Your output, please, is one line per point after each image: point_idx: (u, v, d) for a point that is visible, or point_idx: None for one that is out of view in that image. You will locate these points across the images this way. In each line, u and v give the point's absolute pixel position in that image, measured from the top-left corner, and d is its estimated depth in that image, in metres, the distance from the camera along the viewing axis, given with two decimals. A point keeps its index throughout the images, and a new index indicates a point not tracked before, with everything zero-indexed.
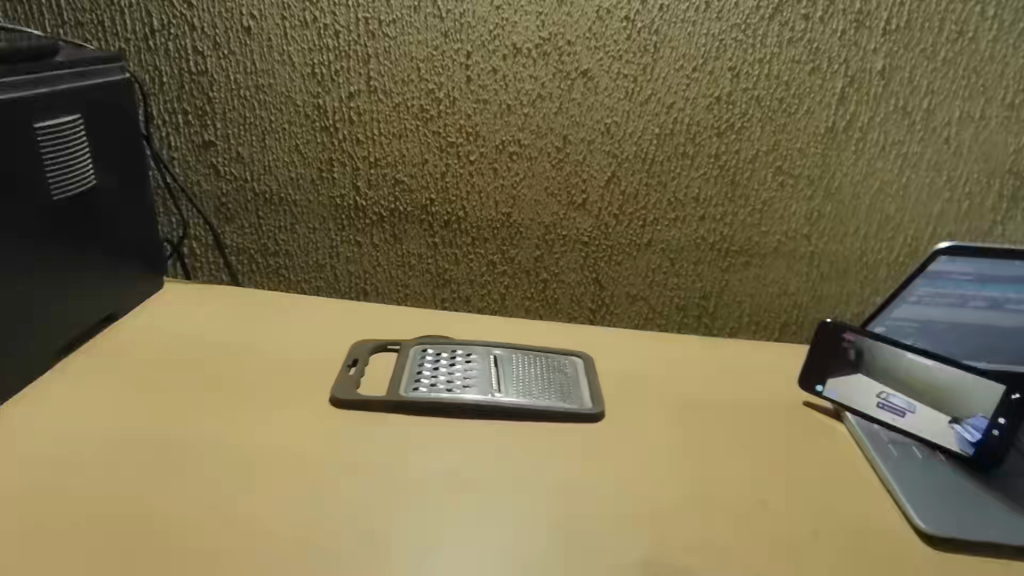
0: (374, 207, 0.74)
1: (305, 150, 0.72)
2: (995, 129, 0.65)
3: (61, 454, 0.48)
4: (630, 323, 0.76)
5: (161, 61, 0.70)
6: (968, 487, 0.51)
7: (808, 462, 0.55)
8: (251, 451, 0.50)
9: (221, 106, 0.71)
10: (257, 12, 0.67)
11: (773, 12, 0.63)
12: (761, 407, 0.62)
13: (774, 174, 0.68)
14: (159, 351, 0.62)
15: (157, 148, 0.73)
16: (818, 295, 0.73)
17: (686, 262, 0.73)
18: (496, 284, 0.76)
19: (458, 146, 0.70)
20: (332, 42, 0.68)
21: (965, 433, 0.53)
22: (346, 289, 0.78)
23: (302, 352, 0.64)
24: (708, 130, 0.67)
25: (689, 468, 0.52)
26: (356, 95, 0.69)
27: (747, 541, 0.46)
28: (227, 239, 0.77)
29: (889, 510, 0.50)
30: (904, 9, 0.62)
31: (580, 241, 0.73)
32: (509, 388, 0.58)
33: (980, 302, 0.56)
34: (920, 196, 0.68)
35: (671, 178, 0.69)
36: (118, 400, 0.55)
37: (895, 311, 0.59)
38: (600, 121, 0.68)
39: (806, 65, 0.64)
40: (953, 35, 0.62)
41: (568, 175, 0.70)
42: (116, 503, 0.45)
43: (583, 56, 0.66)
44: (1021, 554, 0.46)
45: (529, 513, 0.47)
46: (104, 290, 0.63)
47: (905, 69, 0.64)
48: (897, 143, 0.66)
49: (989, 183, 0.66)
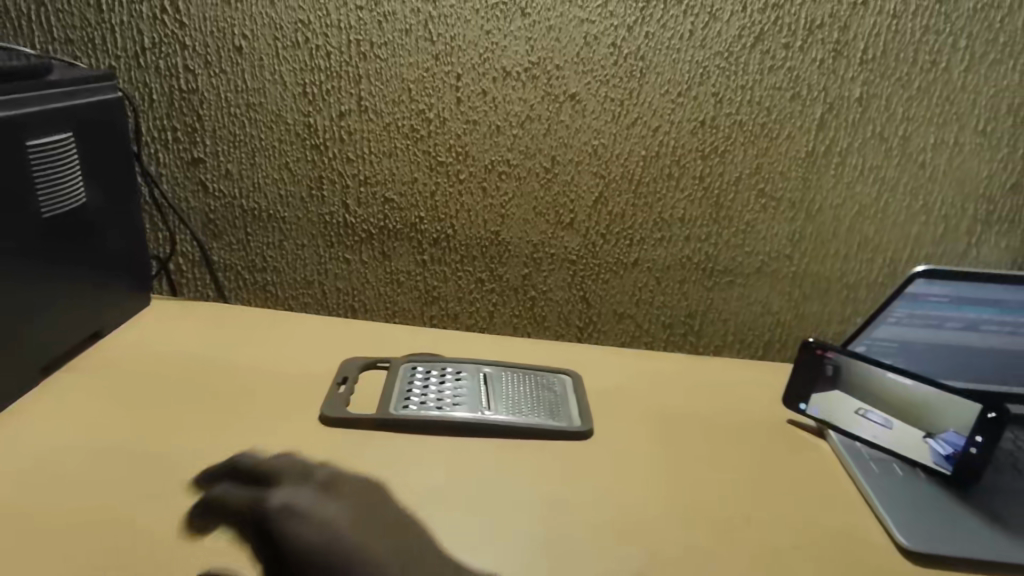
0: (363, 224, 0.74)
1: (294, 168, 0.72)
2: (968, 154, 0.67)
3: (48, 465, 0.48)
4: (617, 341, 0.77)
5: (151, 79, 0.70)
6: (949, 503, 0.52)
7: (794, 476, 0.55)
8: (243, 465, 0.50)
9: (211, 123, 0.71)
10: (249, 32, 0.68)
11: (755, 40, 0.65)
12: (747, 422, 0.63)
13: (756, 196, 0.70)
14: (146, 365, 0.61)
15: (145, 164, 0.73)
16: (801, 314, 0.74)
17: (672, 281, 0.74)
18: (484, 301, 0.77)
19: (447, 165, 0.71)
20: (324, 62, 0.69)
21: (937, 447, 0.54)
22: (333, 306, 0.78)
23: (292, 368, 0.63)
24: (692, 153, 0.69)
25: (676, 484, 0.53)
26: (347, 115, 0.70)
27: (736, 554, 0.46)
28: (214, 255, 0.77)
29: (870, 524, 0.50)
30: (880, 39, 0.64)
31: (567, 259, 0.74)
32: (499, 406, 0.58)
33: (957, 323, 0.58)
34: (898, 219, 0.70)
35: (657, 200, 0.71)
36: (109, 412, 0.54)
37: (875, 331, 0.60)
38: (587, 143, 0.69)
39: (787, 92, 0.66)
40: (927, 64, 0.65)
41: (557, 194, 0.72)
42: (104, 515, 0.44)
43: (571, 80, 0.67)
44: (1000, 566, 0.47)
45: (521, 528, 0.47)
46: (96, 307, 0.63)
47: (882, 96, 0.66)
48: (875, 168, 0.68)
49: (964, 207, 0.69)
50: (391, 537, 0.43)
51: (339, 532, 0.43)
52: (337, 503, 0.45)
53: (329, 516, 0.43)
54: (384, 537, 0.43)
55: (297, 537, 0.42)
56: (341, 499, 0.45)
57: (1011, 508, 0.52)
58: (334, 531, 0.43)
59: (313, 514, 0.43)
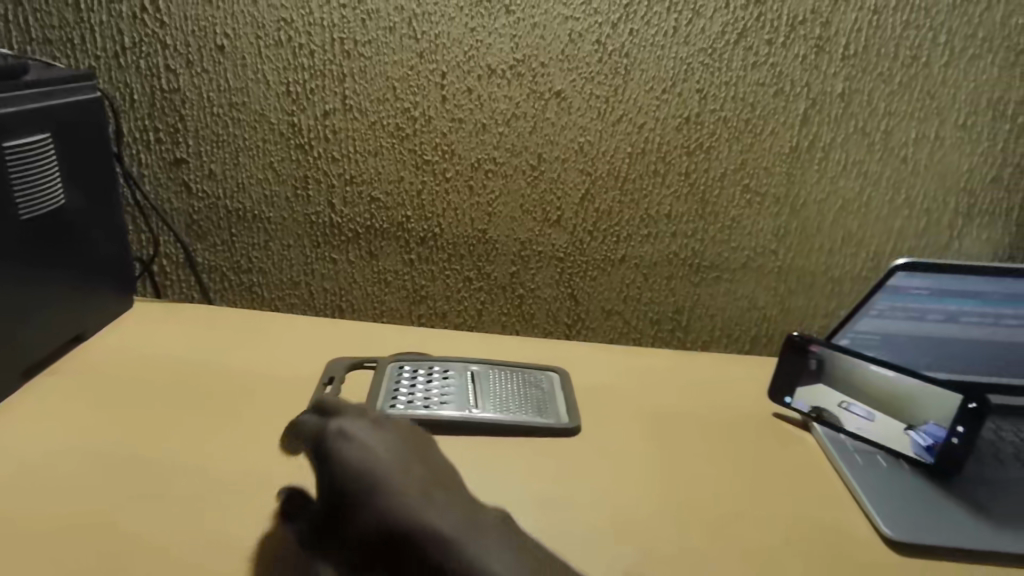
0: (350, 224, 0.74)
1: (279, 168, 0.72)
2: (949, 148, 0.68)
3: (29, 472, 0.47)
4: (605, 338, 0.77)
5: (132, 79, 0.70)
6: (932, 493, 0.53)
7: (779, 470, 0.56)
8: (228, 468, 0.50)
9: (193, 123, 0.71)
10: (231, 31, 0.68)
11: (738, 37, 0.65)
12: (733, 417, 0.63)
13: (742, 192, 0.70)
14: (130, 368, 0.61)
15: (126, 165, 0.72)
16: (787, 308, 0.75)
17: (659, 277, 0.74)
18: (472, 300, 0.76)
19: (433, 163, 0.71)
20: (307, 61, 0.68)
21: (919, 439, 0.55)
22: (321, 306, 0.77)
23: (278, 369, 0.63)
24: (678, 149, 0.69)
25: (664, 480, 0.53)
26: (331, 113, 0.70)
27: (723, 548, 0.47)
28: (199, 256, 0.76)
29: (856, 516, 0.51)
30: (861, 35, 0.65)
31: (555, 257, 0.74)
32: (487, 404, 0.58)
33: (938, 315, 0.59)
34: (880, 213, 0.70)
35: (643, 196, 0.71)
36: (91, 417, 0.54)
37: (858, 324, 0.61)
38: (573, 140, 0.69)
39: (770, 88, 0.67)
40: (907, 60, 0.65)
41: (543, 192, 0.72)
42: (87, 521, 0.44)
43: (556, 78, 0.67)
44: (982, 556, 0.47)
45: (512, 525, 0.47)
46: (77, 311, 0.62)
47: (864, 92, 0.67)
48: (858, 163, 0.69)
49: (945, 201, 0.69)
50: (425, 472, 0.42)
51: (377, 457, 0.42)
52: (387, 437, 0.44)
53: (373, 443, 0.43)
54: (420, 471, 0.42)
55: (339, 457, 0.42)
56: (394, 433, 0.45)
57: (993, 497, 0.53)
58: (373, 456, 0.42)
59: (359, 440, 0.43)
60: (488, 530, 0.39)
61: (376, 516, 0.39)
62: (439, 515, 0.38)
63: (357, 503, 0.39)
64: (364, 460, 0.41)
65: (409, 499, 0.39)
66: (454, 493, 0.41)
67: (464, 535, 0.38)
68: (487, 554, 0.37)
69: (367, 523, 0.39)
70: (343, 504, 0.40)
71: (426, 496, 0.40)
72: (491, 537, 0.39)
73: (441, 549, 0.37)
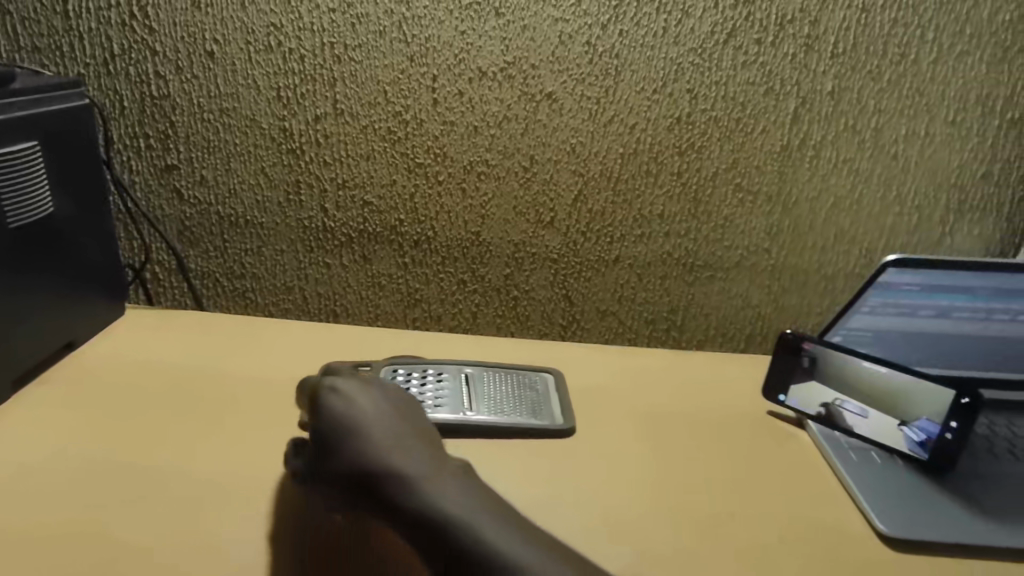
0: (343, 228, 0.74)
1: (271, 173, 0.72)
2: (939, 145, 0.68)
3: (21, 482, 0.47)
4: (600, 339, 0.77)
5: (122, 86, 0.69)
6: (927, 489, 0.53)
7: (774, 468, 0.56)
8: (221, 474, 0.49)
9: (184, 129, 0.71)
10: (221, 36, 0.67)
11: (728, 37, 0.66)
12: (728, 416, 0.63)
13: (734, 191, 0.70)
14: (122, 376, 0.60)
15: (117, 172, 0.72)
16: (780, 306, 0.75)
17: (653, 277, 0.74)
18: (467, 302, 0.76)
19: (425, 166, 0.71)
20: (298, 65, 0.68)
21: (912, 435, 0.55)
22: (315, 311, 0.77)
23: (272, 374, 0.63)
24: (669, 150, 0.69)
25: (660, 480, 0.53)
26: (322, 118, 0.70)
27: (718, 547, 0.47)
28: (191, 262, 0.76)
29: (851, 513, 0.51)
30: (850, 34, 0.65)
31: (549, 258, 0.74)
32: (481, 406, 0.58)
33: (930, 311, 0.59)
34: (872, 210, 0.71)
35: (636, 197, 0.71)
36: (82, 425, 0.53)
37: (850, 321, 0.61)
38: (565, 141, 0.70)
39: (760, 87, 0.67)
40: (896, 57, 0.66)
41: (536, 194, 0.72)
42: (78, 530, 0.43)
43: (547, 79, 0.67)
44: (977, 551, 0.48)
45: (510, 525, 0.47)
46: (67, 319, 0.61)
47: (853, 90, 0.67)
48: (848, 160, 0.69)
49: (937, 197, 0.70)
50: (402, 424, 0.44)
51: (357, 408, 0.44)
52: (371, 392, 0.46)
53: (355, 395, 0.45)
54: (397, 421, 0.44)
55: (323, 408, 0.44)
56: (379, 390, 0.47)
57: (987, 492, 0.53)
58: (353, 406, 0.44)
59: (342, 392, 0.45)
60: (450, 475, 0.40)
61: (349, 460, 0.41)
62: (406, 461, 0.40)
63: (334, 449, 0.42)
64: (344, 410, 0.44)
65: (380, 444, 0.41)
66: (426, 442, 0.43)
67: (427, 479, 0.39)
68: (446, 493, 0.39)
69: (342, 467, 0.41)
70: (322, 450, 0.43)
71: (398, 443, 0.42)
72: (455, 479, 0.40)
73: (403, 490, 0.39)
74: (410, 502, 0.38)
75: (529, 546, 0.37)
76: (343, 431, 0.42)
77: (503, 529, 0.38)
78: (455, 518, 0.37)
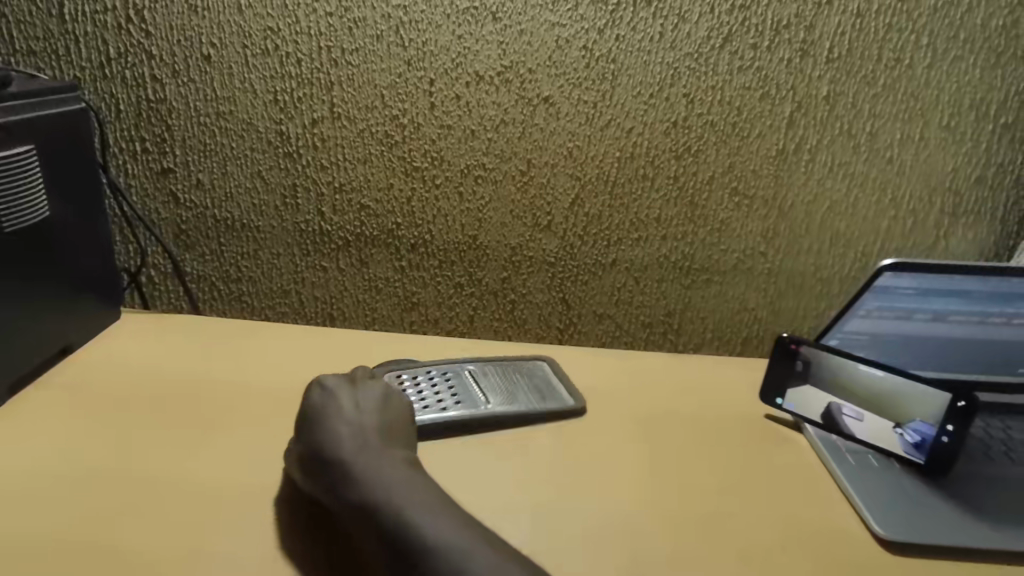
0: (339, 231, 0.73)
1: (267, 176, 0.72)
2: (933, 149, 0.68)
3: (16, 490, 0.46)
4: (598, 342, 0.77)
5: (117, 89, 0.69)
6: (922, 492, 0.53)
7: (771, 470, 0.56)
8: (218, 478, 0.49)
9: (180, 133, 0.70)
10: (217, 40, 0.67)
11: (724, 41, 0.66)
12: (725, 419, 0.63)
13: (730, 195, 0.71)
14: (118, 381, 0.60)
15: (113, 176, 0.72)
16: (776, 310, 0.75)
17: (650, 280, 0.74)
18: (463, 305, 0.76)
19: (423, 170, 0.71)
20: (295, 69, 0.68)
21: (906, 436, 0.55)
22: (311, 314, 0.77)
23: (269, 378, 0.63)
24: (666, 153, 0.69)
25: (657, 483, 0.53)
26: (319, 122, 0.70)
27: (716, 552, 0.46)
28: (187, 266, 0.75)
29: (848, 516, 0.51)
30: (845, 39, 0.65)
31: (546, 262, 0.74)
32: (493, 397, 0.60)
33: (925, 315, 0.59)
34: (868, 214, 0.71)
35: (632, 200, 0.71)
36: (77, 430, 0.53)
37: (847, 325, 0.61)
38: (562, 145, 0.70)
39: (756, 92, 0.67)
40: (891, 62, 0.66)
41: (533, 198, 0.72)
42: (73, 535, 0.43)
43: (544, 84, 0.68)
44: (972, 553, 0.48)
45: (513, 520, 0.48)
46: (63, 323, 0.61)
47: (848, 94, 0.67)
48: (844, 164, 0.69)
49: (931, 201, 0.70)
50: (368, 417, 0.49)
51: (335, 401, 0.50)
52: (354, 393, 0.51)
53: (337, 391, 0.51)
54: (366, 418, 0.49)
55: (308, 400, 0.51)
56: (364, 390, 0.52)
57: (982, 494, 0.54)
58: (331, 403, 0.50)
59: (329, 392, 0.51)
60: (390, 460, 0.45)
61: (314, 448, 0.46)
62: (352, 447, 0.45)
63: (307, 438, 0.48)
64: (323, 406, 0.50)
65: (340, 436, 0.46)
66: (387, 439, 0.47)
67: (363, 460, 0.44)
68: (382, 478, 0.43)
69: (307, 453, 0.47)
70: (299, 438, 0.49)
71: (352, 433, 0.47)
72: (389, 465, 0.44)
73: (350, 476, 0.43)
74: (351, 485, 0.43)
75: (444, 522, 0.40)
76: (316, 422, 0.48)
77: (425, 510, 0.40)
78: (383, 497, 0.41)
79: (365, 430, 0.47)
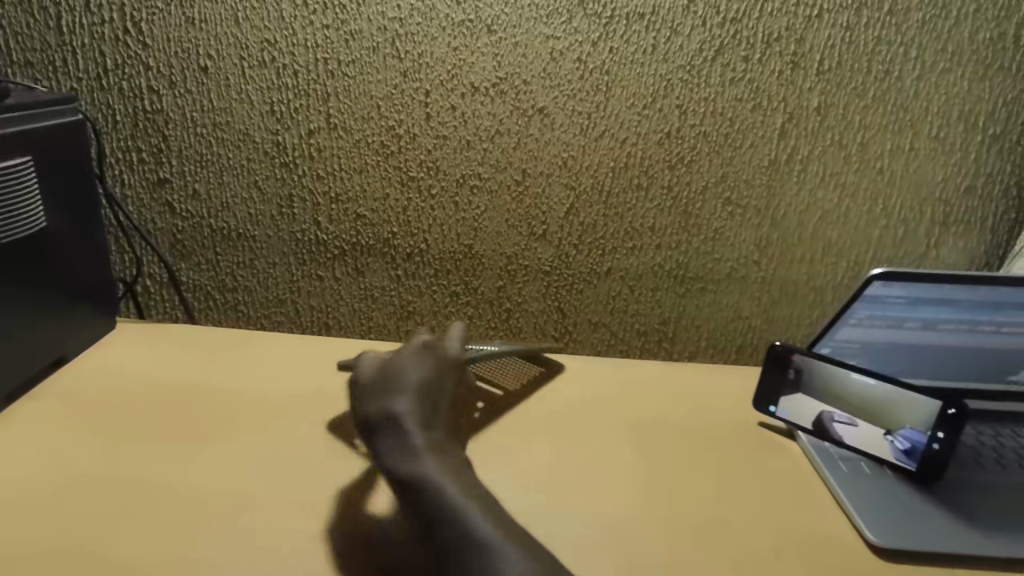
0: (335, 241, 0.74)
1: (263, 186, 0.72)
2: (923, 159, 0.69)
3: (11, 499, 0.46)
4: (593, 350, 0.78)
5: (114, 100, 0.70)
6: (914, 498, 0.53)
7: (765, 477, 0.56)
8: (213, 487, 0.49)
9: (176, 143, 0.71)
10: (214, 52, 0.68)
11: (716, 54, 0.67)
12: (720, 427, 0.64)
13: (723, 205, 0.71)
14: (113, 390, 0.60)
15: (109, 186, 0.72)
16: (770, 318, 0.76)
17: (645, 289, 0.75)
18: (459, 314, 0.77)
19: (418, 180, 0.71)
20: (291, 81, 0.68)
21: (897, 443, 0.56)
22: (307, 323, 0.77)
23: (265, 387, 0.63)
24: (660, 164, 0.70)
25: (652, 490, 0.53)
26: (316, 132, 0.70)
27: (710, 558, 0.47)
28: (182, 276, 0.76)
29: (841, 524, 0.51)
30: (835, 52, 0.66)
31: (541, 271, 0.75)
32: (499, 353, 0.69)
33: (915, 323, 0.60)
34: (859, 223, 0.72)
35: (627, 210, 0.72)
36: (72, 439, 0.53)
37: (838, 333, 0.62)
38: (557, 155, 0.70)
39: (748, 103, 0.68)
40: (880, 74, 0.67)
41: (529, 208, 0.72)
42: (68, 543, 0.43)
43: (539, 95, 0.68)
44: (962, 559, 0.48)
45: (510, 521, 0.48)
46: (58, 332, 0.61)
47: (838, 106, 0.68)
48: (835, 174, 0.70)
49: (922, 210, 0.71)
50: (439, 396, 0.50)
51: (421, 366, 0.51)
52: (445, 364, 0.53)
53: (424, 358, 0.52)
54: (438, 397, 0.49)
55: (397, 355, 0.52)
56: (451, 367, 0.54)
57: (973, 500, 0.54)
58: (417, 368, 0.50)
59: (419, 356, 0.52)
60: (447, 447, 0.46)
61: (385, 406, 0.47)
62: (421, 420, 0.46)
63: (382, 391, 0.48)
64: (408, 367, 0.50)
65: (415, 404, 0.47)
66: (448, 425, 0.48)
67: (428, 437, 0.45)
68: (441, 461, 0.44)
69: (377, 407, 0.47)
70: (375, 388, 0.49)
71: (424, 405, 0.47)
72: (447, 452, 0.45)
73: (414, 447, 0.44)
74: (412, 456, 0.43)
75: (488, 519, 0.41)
76: (397, 378, 0.49)
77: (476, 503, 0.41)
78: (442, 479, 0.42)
79: (439, 407, 0.49)
